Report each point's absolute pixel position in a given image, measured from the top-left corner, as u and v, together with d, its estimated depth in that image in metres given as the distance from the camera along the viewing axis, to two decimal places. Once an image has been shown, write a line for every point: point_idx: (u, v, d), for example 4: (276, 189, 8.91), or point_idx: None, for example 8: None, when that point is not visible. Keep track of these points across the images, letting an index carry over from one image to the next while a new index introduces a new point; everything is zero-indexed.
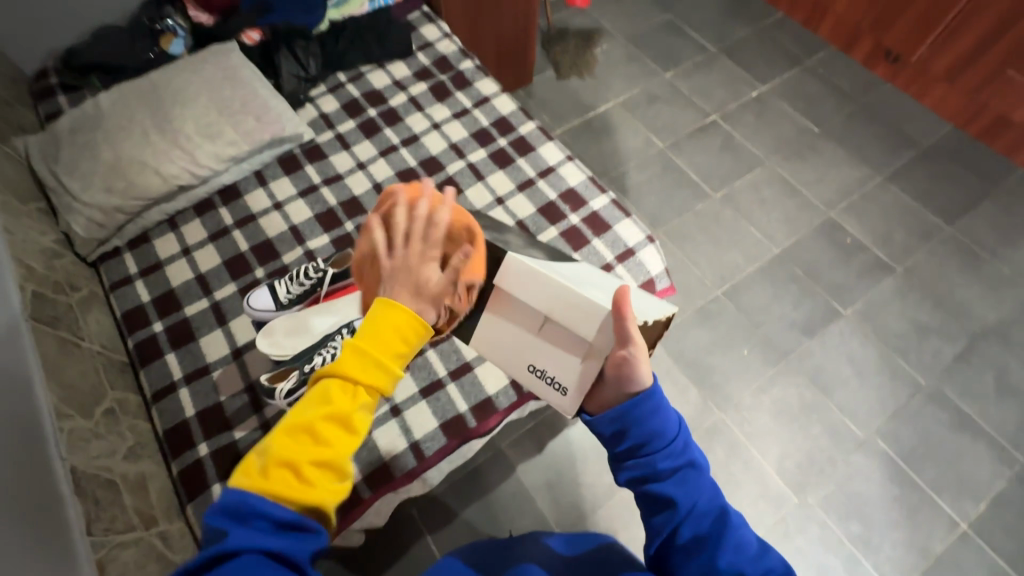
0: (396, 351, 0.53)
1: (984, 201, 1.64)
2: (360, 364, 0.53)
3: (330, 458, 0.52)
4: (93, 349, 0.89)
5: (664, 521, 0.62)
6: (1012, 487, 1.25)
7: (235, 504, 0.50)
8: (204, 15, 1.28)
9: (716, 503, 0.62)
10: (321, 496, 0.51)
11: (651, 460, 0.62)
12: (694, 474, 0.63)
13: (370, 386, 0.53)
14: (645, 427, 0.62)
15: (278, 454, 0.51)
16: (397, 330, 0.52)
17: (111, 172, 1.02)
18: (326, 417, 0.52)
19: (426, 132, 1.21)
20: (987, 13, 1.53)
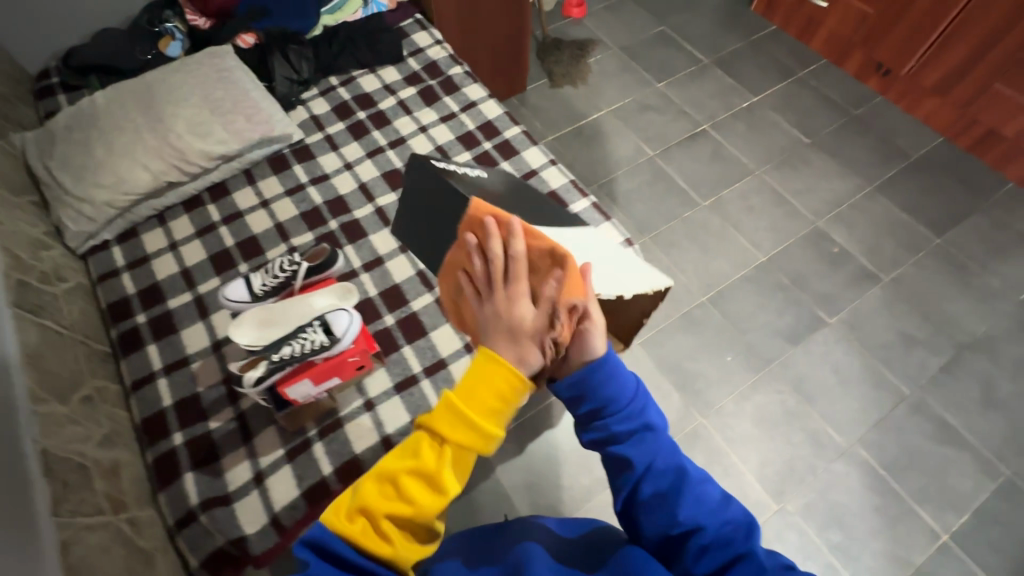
0: (491, 410, 0.52)
1: (976, 212, 1.63)
2: (453, 422, 0.52)
3: (415, 514, 0.52)
4: (75, 338, 0.91)
5: (625, 481, 0.63)
6: (995, 500, 1.23)
7: (321, 540, 0.52)
8: (200, 19, 1.32)
9: (677, 462, 0.62)
10: (404, 552, 0.52)
11: (608, 423, 0.62)
12: (652, 434, 0.63)
13: (464, 447, 0.52)
14: (600, 393, 0.61)
15: (364, 499, 0.53)
16: (494, 378, 0.52)
17: (103, 167, 1.05)
18: (416, 470, 0.53)
19: (413, 135, 1.24)
20: (974, 30, 1.53)
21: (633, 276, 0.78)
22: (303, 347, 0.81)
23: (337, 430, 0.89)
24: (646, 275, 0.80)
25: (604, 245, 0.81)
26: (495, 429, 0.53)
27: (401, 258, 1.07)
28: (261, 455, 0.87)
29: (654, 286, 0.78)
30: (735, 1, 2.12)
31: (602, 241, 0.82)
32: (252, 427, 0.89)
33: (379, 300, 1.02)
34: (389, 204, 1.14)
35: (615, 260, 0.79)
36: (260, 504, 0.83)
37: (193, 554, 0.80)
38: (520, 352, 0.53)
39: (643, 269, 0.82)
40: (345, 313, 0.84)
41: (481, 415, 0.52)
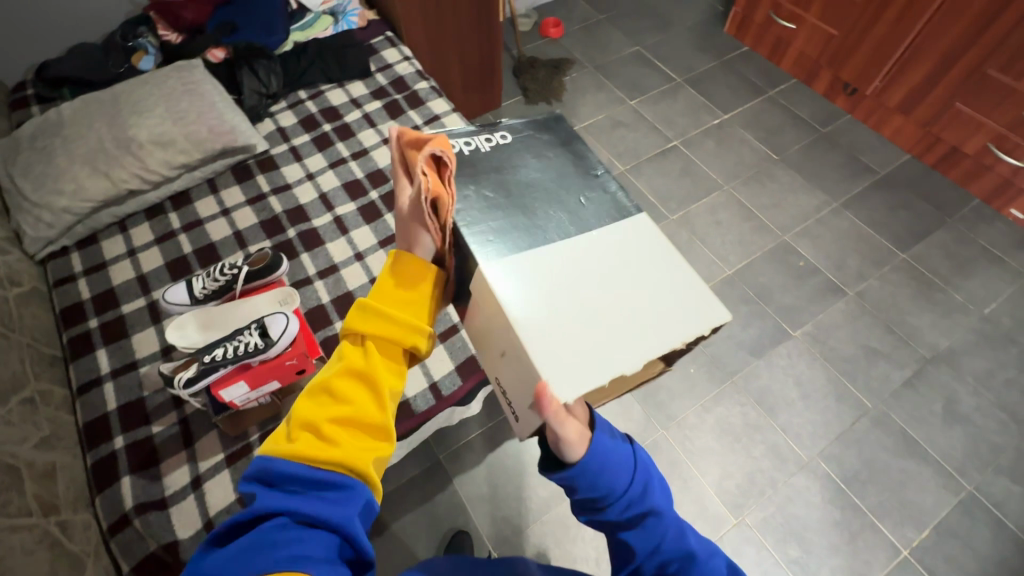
0: (415, 304, 0.58)
1: (940, 228, 1.65)
2: (373, 322, 0.57)
3: (357, 412, 0.54)
4: (22, 341, 0.92)
5: (626, 563, 0.59)
6: (956, 516, 1.22)
7: (264, 470, 0.51)
8: (172, 34, 1.38)
9: (683, 543, 0.57)
10: (357, 452, 0.53)
11: (606, 512, 0.58)
12: (655, 516, 0.58)
13: (390, 338, 0.57)
14: (594, 485, 0.57)
15: (301, 415, 0.54)
16: (400, 274, 0.59)
17: (64, 175, 1.07)
18: (347, 375, 0.56)
19: (376, 147, 1.25)
20: (932, 50, 1.55)
21: (660, 321, 0.57)
22: (236, 349, 0.83)
23: (279, 435, 0.90)
24: (686, 311, 0.58)
25: (633, 262, 0.62)
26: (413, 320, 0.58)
27: (356, 266, 1.08)
28: (201, 459, 0.87)
29: (692, 333, 0.56)
30: (709, 22, 2.18)
31: (634, 256, 0.62)
32: (195, 431, 0.89)
33: (330, 307, 1.03)
34: (347, 213, 1.16)
35: (663, 293, 0.60)
36: (195, 509, 0.83)
37: (125, 559, 0.79)
38: (413, 236, 0.60)
39: (689, 297, 0.59)
40: (282, 317, 0.87)
41: (402, 309, 0.58)
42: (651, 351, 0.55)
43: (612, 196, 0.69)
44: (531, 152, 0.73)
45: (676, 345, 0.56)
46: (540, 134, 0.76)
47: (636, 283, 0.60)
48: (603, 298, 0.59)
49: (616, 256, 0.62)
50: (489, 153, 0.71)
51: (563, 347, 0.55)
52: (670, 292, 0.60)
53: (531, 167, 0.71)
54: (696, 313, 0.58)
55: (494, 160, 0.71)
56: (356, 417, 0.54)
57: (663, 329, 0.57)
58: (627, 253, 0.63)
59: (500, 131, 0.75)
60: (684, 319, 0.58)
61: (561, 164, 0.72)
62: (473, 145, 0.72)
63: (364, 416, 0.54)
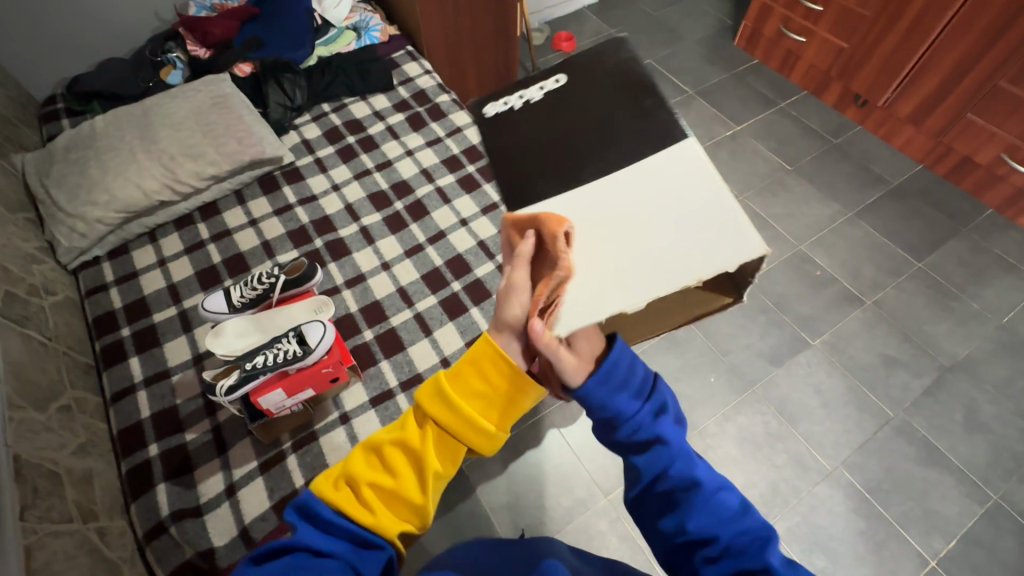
0: (484, 397, 0.57)
1: (954, 238, 1.66)
2: (442, 404, 0.57)
3: (400, 486, 0.55)
4: (58, 349, 0.94)
5: (636, 484, 0.59)
6: (982, 526, 1.22)
7: (305, 506, 0.54)
8: (200, 50, 1.41)
9: (693, 470, 0.56)
10: (388, 524, 0.53)
11: (618, 432, 0.59)
12: (662, 444, 0.57)
13: (450, 427, 0.57)
14: (603, 404, 0.57)
15: (351, 468, 0.57)
16: (485, 366, 0.57)
17: (97, 186, 1.09)
18: (404, 446, 0.58)
19: (399, 158, 1.27)
20: (943, 61, 1.57)
21: (680, 253, 0.49)
22: (275, 357, 0.85)
23: (311, 442, 0.90)
24: (714, 244, 0.49)
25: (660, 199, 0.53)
26: (477, 417, 0.56)
27: (383, 275, 1.10)
28: (235, 467, 0.87)
29: (717, 267, 0.47)
30: (718, 36, 2.21)
31: (669, 181, 0.54)
32: (228, 438, 0.90)
33: (359, 315, 1.04)
34: (373, 223, 1.17)
35: (697, 225, 0.50)
36: (230, 516, 0.83)
37: (160, 566, 0.79)
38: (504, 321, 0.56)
39: (720, 228, 0.49)
40: (319, 325, 0.88)
41: (471, 403, 0.57)
42: (658, 289, 0.48)
43: (659, 120, 0.59)
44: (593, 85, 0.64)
45: (691, 284, 0.47)
46: (595, 64, 0.65)
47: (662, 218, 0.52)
48: (619, 234, 0.52)
49: (647, 190, 0.54)
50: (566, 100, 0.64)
51: (558, 285, 0.51)
52: (703, 225, 0.50)
53: (577, 103, 0.63)
54: (721, 244, 0.48)
55: (547, 105, 0.65)
56: (398, 491, 0.55)
57: (679, 262, 0.48)
58: (658, 186, 0.54)
59: (553, 74, 0.67)
60: (708, 252, 0.48)
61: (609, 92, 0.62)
62: (526, 97, 0.66)
63: (406, 494, 0.55)
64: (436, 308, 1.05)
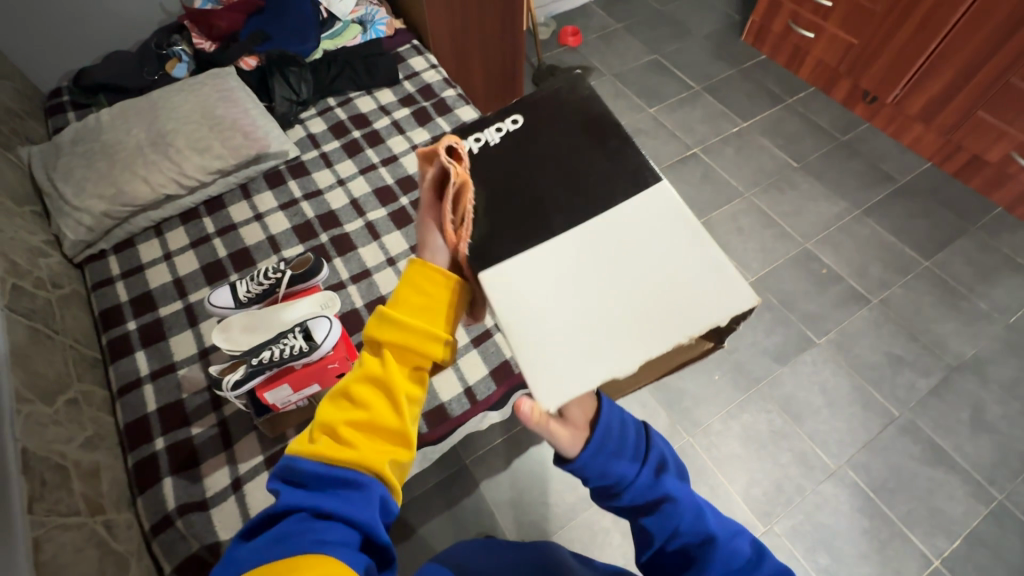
0: (433, 310, 0.55)
1: (962, 236, 1.65)
2: (392, 331, 0.55)
3: (374, 418, 0.54)
4: (65, 342, 0.94)
5: (646, 547, 0.59)
6: (987, 526, 1.21)
7: (287, 469, 0.52)
8: (205, 43, 1.40)
9: (704, 525, 0.57)
10: (375, 457, 0.53)
11: (622, 498, 0.60)
12: (671, 501, 0.59)
13: (407, 347, 0.54)
14: (604, 472, 0.59)
15: (323, 418, 0.55)
16: (420, 283, 0.55)
17: (104, 179, 1.10)
18: (369, 381, 0.56)
19: (405, 153, 1.26)
20: (954, 58, 1.55)
21: (671, 310, 0.50)
22: (282, 352, 0.84)
23: None
24: (699, 299, 0.50)
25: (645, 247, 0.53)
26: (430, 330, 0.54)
27: (388, 271, 1.09)
28: (241, 461, 0.88)
29: (706, 326, 0.49)
30: (726, 31, 2.19)
31: (651, 227, 0.54)
32: (234, 432, 0.90)
33: (364, 311, 1.04)
34: (379, 219, 1.17)
35: (682, 280, 0.51)
36: (236, 510, 0.84)
37: (167, 559, 0.80)
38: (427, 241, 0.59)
39: (705, 283, 0.51)
40: (326, 321, 0.88)
41: (422, 319, 0.55)
42: (654, 350, 0.49)
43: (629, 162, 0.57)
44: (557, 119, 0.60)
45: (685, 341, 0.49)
46: (556, 101, 0.61)
47: (651, 271, 0.52)
48: (609, 291, 0.51)
49: (631, 239, 0.54)
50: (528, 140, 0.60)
51: (557, 347, 0.50)
52: (689, 279, 0.51)
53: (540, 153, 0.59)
54: (709, 300, 0.50)
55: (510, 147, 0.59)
56: (374, 423, 0.54)
57: (671, 320, 0.50)
58: (642, 234, 0.54)
59: (510, 114, 0.60)
60: (698, 309, 0.50)
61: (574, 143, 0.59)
62: (482, 142, 0.59)
63: (382, 423, 0.54)
64: None
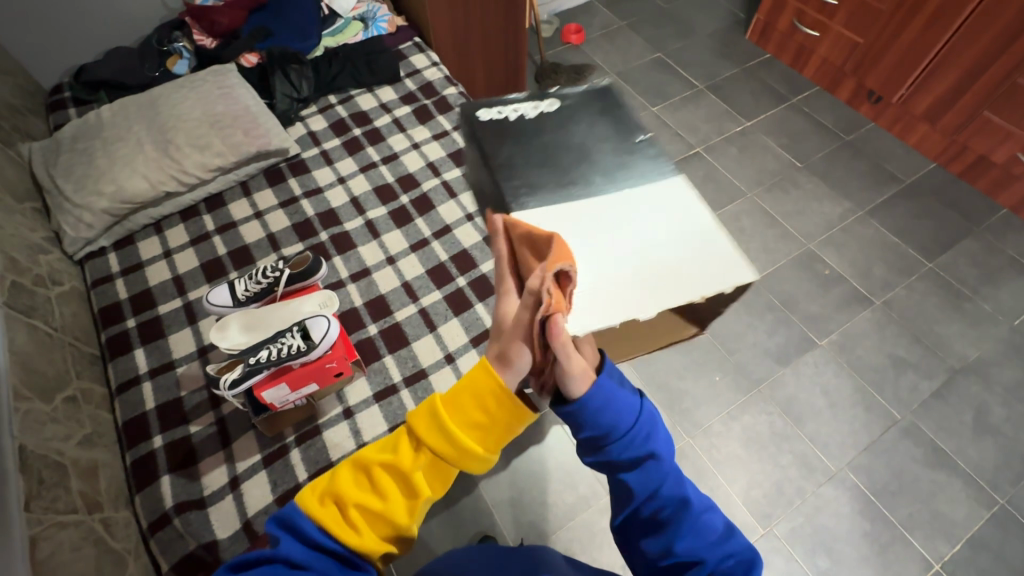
0: (481, 425, 0.55)
1: (967, 238, 1.63)
2: (437, 431, 0.55)
3: (387, 510, 0.54)
4: (64, 339, 0.94)
5: (624, 505, 0.58)
6: (989, 529, 1.21)
7: (292, 522, 0.54)
8: (206, 39, 1.40)
9: (682, 490, 0.56)
10: (374, 546, 0.54)
11: (610, 451, 0.56)
12: (655, 461, 0.57)
13: (444, 454, 0.55)
14: (598, 421, 0.55)
15: (337, 484, 0.56)
16: (484, 396, 0.54)
17: (104, 176, 1.09)
18: (394, 469, 0.56)
19: (406, 151, 1.26)
20: (961, 58, 1.53)
21: (684, 274, 0.59)
22: (280, 351, 0.85)
23: (314, 436, 0.90)
24: (710, 270, 0.59)
25: (662, 226, 0.63)
26: (472, 446, 0.55)
27: (387, 270, 1.09)
28: (239, 460, 0.88)
29: (715, 288, 0.57)
30: (730, 30, 2.18)
31: (668, 209, 0.64)
32: (232, 431, 0.90)
33: (364, 310, 1.04)
34: (379, 217, 1.16)
35: (696, 254, 0.60)
36: (234, 509, 0.83)
37: (165, 557, 0.80)
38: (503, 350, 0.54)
39: (714, 258, 0.60)
40: (324, 320, 0.89)
41: (466, 431, 0.55)
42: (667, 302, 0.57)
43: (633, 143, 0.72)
44: (579, 119, 0.74)
45: (694, 298, 0.57)
46: (575, 93, 0.78)
47: (668, 241, 0.62)
48: (629, 252, 0.61)
49: (653, 213, 0.64)
50: (559, 123, 0.73)
51: (581, 291, 0.58)
52: (701, 255, 0.60)
53: (569, 127, 0.73)
54: (718, 272, 0.59)
55: (540, 121, 0.73)
56: (386, 515, 0.54)
57: (682, 281, 0.58)
58: (662, 211, 0.64)
59: (549, 100, 0.77)
60: (705, 277, 0.59)
61: (601, 124, 0.73)
62: (521, 112, 0.74)
63: (393, 516, 0.54)
64: (441, 303, 1.05)
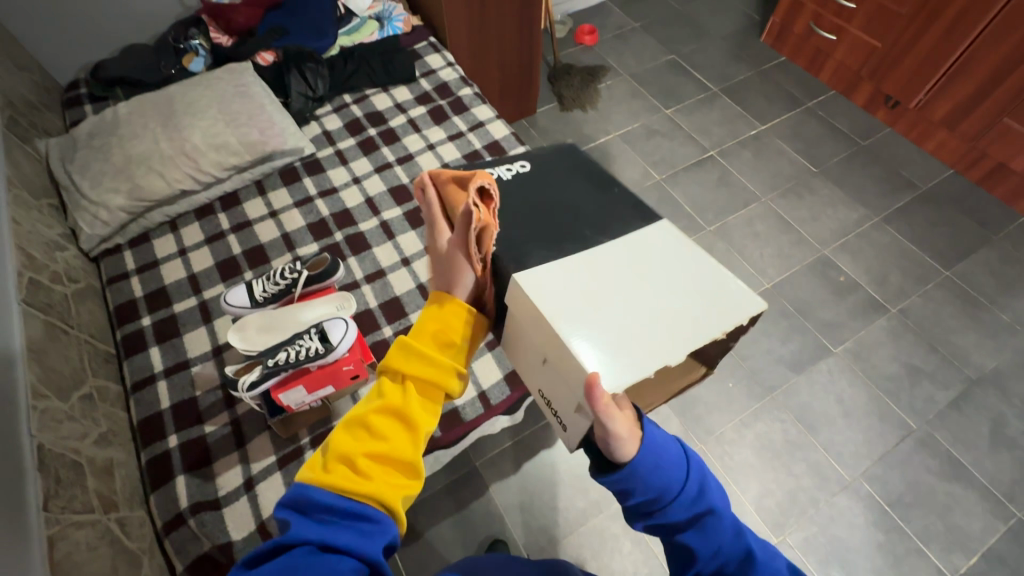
0: (447, 338, 0.57)
1: (984, 247, 1.61)
2: (412, 360, 0.56)
3: (392, 448, 0.53)
4: (80, 337, 0.94)
5: (686, 571, 0.55)
6: (1006, 543, 1.19)
7: (299, 498, 0.50)
8: (223, 37, 1.41)
9: (743, 543, 0.54)
10: (387, 491, 0.51)
11: (663, 514, 0.55)
12: (713, 515, 0.55)
13: (429, 377, 0.56)
14: (649, 481, 0.54)
15: (337, 447, 0.53)
16: (435, 316, 0.58)
17: (120, 173, 1.09)
18: (385, 411, 0.55)
19: (420, 152, 1.25)
20: (983, 62, 1.51)
21: (700, 312, 0.55)
22: (297, 353, 0.85)
23: (329, 439, 0.90)
24: (723, 304, 0.56)
25: (665, 268, 0.60)
26: (451, 362, 0.56)
27: (402, 271, 1.08)
28: (253, 461, 0.87)
29: (731, 322, 0.54)
30: (745, 32, 2.16)
31: (664, 253, 0.62)
32: (248, 432, 0.90)
33: (379, 313, 1.03)
34: (393, 218, 1.16)
35: (704, 293, 0.57)
36: (248, 511, 0.83)
37: (179, 558, 0.80)
38: (450, 276, 0.59)
39: (722, 292, 0.57)
40: (342, 323, 0.89)
41: (440, 351, 0.57)
42: (691, 343, 0.52)
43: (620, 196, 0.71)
44: (552, 174, 0.74)
45: (718, 334, 0.53)
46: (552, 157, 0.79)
47: (677, 285, 0.58)
48: (638, 298, 0.56)
49: (655, 260, 0.60)
50: (536, 186, 0.72)
51: (597, 342, 0.52)
52: (710, 291, 0.57)
53: (551, 188, 0.73)
54: (728, 305, 0.56)
55: (514, 182, 0.73)
56: (391, 455, 0.53)
57: (702, 319, 0.54)
58: (660, 258, 0.61)
59: (518, 160, 0.77)
60: (717, 309, 0.55)
61: (575, 186, 0.73)
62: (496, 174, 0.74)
63: (399, 452, 0.53)
64: None
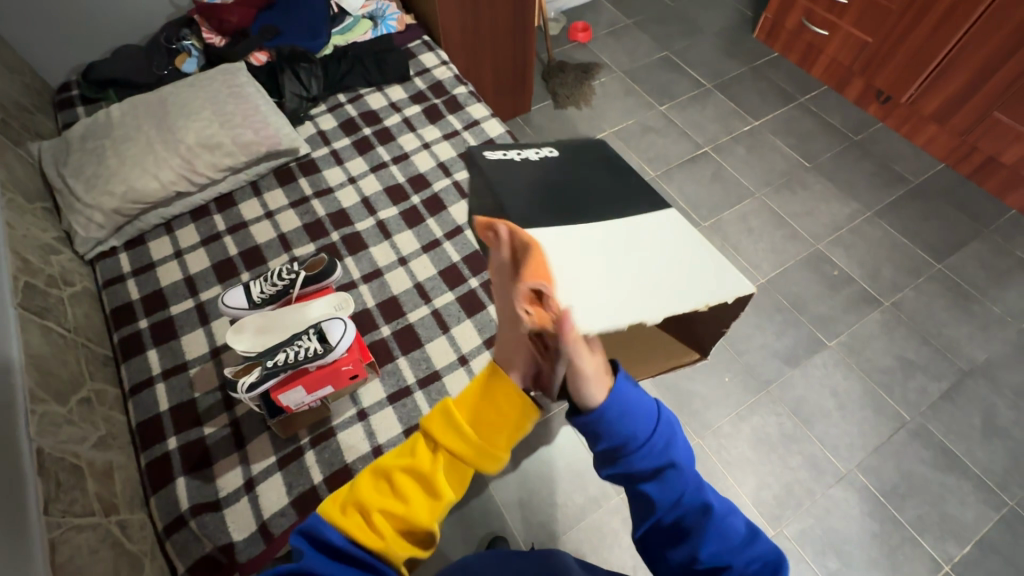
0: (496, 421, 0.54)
1: (975, 239, 1.63)
2: (450, 429, 0.55)
3: (410, 513, 0.52)
4: (77, 340, 0.94)
5: (645, 518, 0.57)
6: (998, 531, 1.21)
7: (314, 531, 0.53)
8: (216, 37, 1.39)
9: (702, 496, 0.55)
10: (397, 550, 0.52)
11: (626, 462, 0.56)
12: (675, 469, 0.56)
13: (462, 455, 0.54)
14: (616, 429, 0.55)
15: (359, 493, 0.55)
16: (496, 398, 0.54)
17: (113, 176, 1.09)
18: (412, 472, 0.55)
19: (416, 151, 1.25)
20: (971, 58, 1.53)
21: (688, 285, 0.56)
22: (296, 354, 0.85)
23: (328, 437, 0.90)
24: (709, 282, 0.57)
25: (662, 242, 0.60)
26: (491, 444, 0.54)
27: (399, 270, 1.09)
28: (253, 461, 0.88)
29: (716, 299, 0.55)
30: (737, 28, 2.17)
31: (665, 233, 0.61)
32: (247, 432, 0.90)
33: (376, 311, 1.04)
34: (390, 217, 1.16)
35: (695, 271, 0.58)
36: (249, 511, 0.83)
37: (180, 559, 0.80)
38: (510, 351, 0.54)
39: (711, 274, 0.58)
40: (340, 323, 0.90)
41: (480, 430, 0.55)
42: (672, 308, 0.53)
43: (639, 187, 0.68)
44: (573, 159, 0.73)
45: (699, 307, 0.54)
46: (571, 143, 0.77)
47: (669, 257, 0.58)
48: (630, 265, 0.56)
49: (653, 236, 0.60)
50: (557, 170, 0.70)
51: (583, 289, 0.52)
52: (700, 270, 0.58)
53: (574, 172, 0.70)
54: (714, 283, 0.56)
55: (535, 163, 0.71)
56: (408, 518, 0.52)
57: (687, 291, 0.55)
58: (659, 235, 0.61)
59: (546, 146, 0.76)
60: (706, 284, 0.56)
61: (591, 166, 0.72)
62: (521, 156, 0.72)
63: (416, 519, 0.52)
64: (454, 304, 1.04)
